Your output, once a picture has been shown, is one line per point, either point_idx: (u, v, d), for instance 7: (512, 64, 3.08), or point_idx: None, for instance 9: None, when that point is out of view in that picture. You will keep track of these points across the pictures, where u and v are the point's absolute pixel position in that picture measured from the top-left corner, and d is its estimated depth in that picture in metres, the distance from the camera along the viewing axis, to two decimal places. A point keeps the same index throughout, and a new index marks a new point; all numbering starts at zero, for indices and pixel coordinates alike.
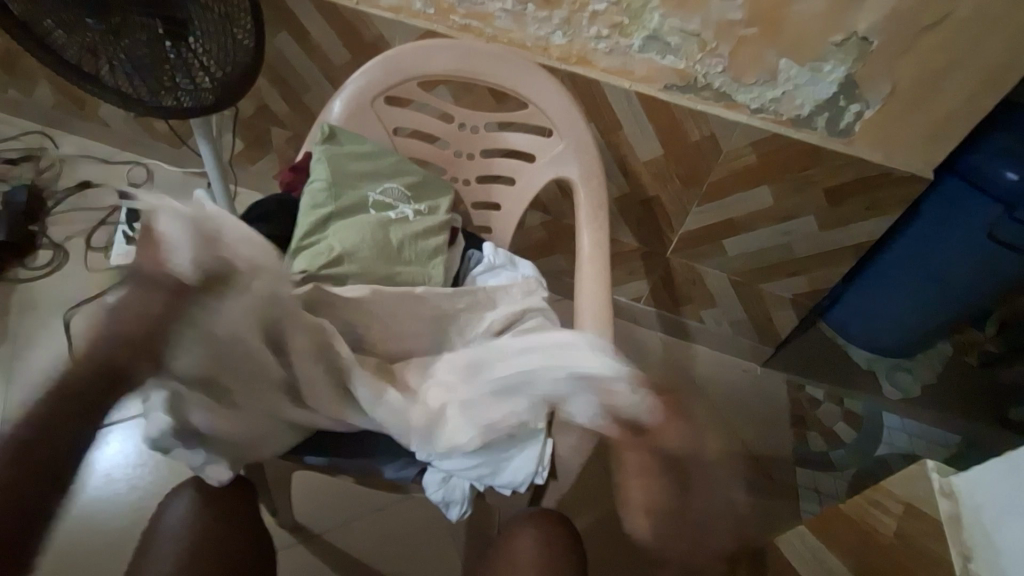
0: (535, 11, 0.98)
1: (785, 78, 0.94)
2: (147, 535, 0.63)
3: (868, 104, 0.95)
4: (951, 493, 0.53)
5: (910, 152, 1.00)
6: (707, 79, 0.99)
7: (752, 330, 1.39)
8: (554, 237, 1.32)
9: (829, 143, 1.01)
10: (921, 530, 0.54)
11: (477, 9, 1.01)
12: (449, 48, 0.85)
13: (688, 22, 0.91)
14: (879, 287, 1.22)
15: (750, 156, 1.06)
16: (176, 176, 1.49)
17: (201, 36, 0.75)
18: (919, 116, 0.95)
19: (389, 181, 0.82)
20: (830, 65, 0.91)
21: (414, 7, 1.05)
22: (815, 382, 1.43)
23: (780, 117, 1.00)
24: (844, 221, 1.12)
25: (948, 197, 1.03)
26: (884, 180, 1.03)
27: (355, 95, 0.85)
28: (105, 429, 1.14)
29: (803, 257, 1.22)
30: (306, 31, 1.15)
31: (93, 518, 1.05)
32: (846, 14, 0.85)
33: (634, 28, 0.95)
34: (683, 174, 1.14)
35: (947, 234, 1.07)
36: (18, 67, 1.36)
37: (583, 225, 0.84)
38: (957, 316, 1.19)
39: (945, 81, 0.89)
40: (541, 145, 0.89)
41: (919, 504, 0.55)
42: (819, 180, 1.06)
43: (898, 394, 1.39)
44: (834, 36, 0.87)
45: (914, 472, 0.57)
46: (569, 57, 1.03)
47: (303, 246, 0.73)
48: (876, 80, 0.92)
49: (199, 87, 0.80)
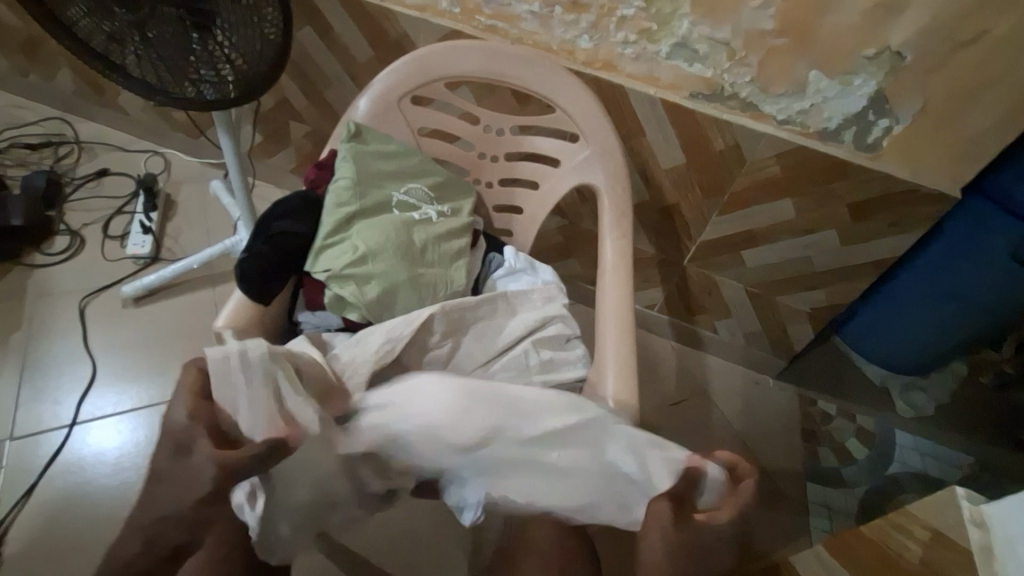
0: (562, 15, 0.97)
1: (814, 90, 0.93)
2: None
3: (897, 119, 0.93)
4: (981, 523, 0.52)
5: (939, 170, 0.98)
6: (734, 88, 0.97)
7: (766, 342, 1.38)
8: (570, 242, 1.30)
9: (857, 157, 0.99)
10: (951, 560, 0.53)
11: (503, 10, 1.00)
12: (478, 50, 0.84)
13: (717, 31, 0.90)
14: (895, 304, 1.20)
15: (774, 168, 1.05)
16: (193, 167, 1.49)
17: (228, 28, 0.73)
18: (945, 134, 0.93)
19: (412, 181, 0.82)
20: (860, 79, 0.90)
21: (439, 6, 1.04)
22: (828, 399, 1.41)
23: (806, 129, 0.99)
24: (865, 236, 1.11)
25: (974, 216, 1.02)
26: (910, 197, 1.02)
27: (383, 93, 0.85)
28: (115, 417, 1.13)
29: (823, 270, 1.20)
30: (330, 28, 1.14)
31: (104, 506, 1.05)
32: (882, 26, 0.83)
33: (662, 35, 0.94)
34: (703, 184, 1.13)
35: (974, 250, 1.04)
36: (41, 51, 1.36)
37: (606, 233, 0.84)
38: (977, 334, 1.16)
39: (978, 99, 0.88)
40: (566, 150, 0.89)
41: (946, 530, 0.54)
42: (843, 195, 1.05)
43: (911, 412, 1.37)
44: (867, 50, 0.86)
45: (944, 499, 0.56)
46: (595, 61, 1.03)
47: (326, 245, 0.73)
48: (907, 96, 0.90)
49: (222, 79, 0.79)
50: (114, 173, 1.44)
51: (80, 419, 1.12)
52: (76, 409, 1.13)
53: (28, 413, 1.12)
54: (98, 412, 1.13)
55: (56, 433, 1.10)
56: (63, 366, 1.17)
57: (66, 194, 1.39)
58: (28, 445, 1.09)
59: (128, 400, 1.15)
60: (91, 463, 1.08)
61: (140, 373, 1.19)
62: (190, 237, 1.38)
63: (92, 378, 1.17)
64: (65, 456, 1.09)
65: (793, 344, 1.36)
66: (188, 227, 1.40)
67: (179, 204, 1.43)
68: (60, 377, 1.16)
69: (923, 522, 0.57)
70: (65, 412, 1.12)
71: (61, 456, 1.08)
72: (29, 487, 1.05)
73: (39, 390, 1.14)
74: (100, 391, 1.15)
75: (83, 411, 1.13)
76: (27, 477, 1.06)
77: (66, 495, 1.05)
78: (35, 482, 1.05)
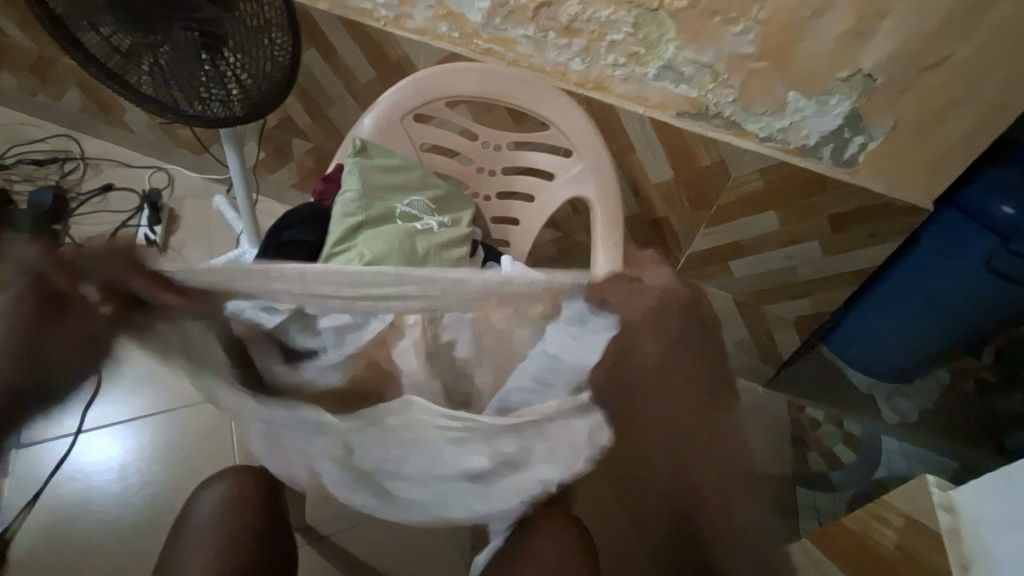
0: (555, 39, 1.03)
1: (793, 109, 0.99)
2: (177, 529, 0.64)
3: (871, 136, 0.99)
4: (949, 507, 0.56)
5: (912, 184, 1.04)
6: (718, 108, 1.03)
7: (755, 351, 1.43)
8: (564, 254, 1.35)
9: (835, 171, 1.05)
10: (923, 542, 0.57)
11: (500, 35, 1.06)
12: (477, 70, 0.89)
13: (701, 55, 0.96)
14: (880, 310, 1.26)
15: (758, 183, 1.11)
16: (196, 182, 1.53)
17: (236, 49, 0.78)
18: (916, 151, 0.99)
19: (415, 194, 0.87)
20: (835, 99, 0.96)
21: (438, 30, 1.10)
22: (815, 404, 1.44)
23: (787, 146, 1.04)
24: (845, 246, 1.16)
25: (949, 227, 1.08)
26: (885, 210, 1.07)
27: (387, 110, 0.89)
28: (120, 426, 1.15)
29: (807, 279, 1.25)
30: (334, 50, 1.20)
31: (108, 513, 1.06)
32: (853, 51, 0.89)
33: (650, 58, 1.00)
34: (691, 198, 1.19)
35: (950, 259, 1.10)
36: (50, 71, 1.40)
37: (599, 242, 0.89)
38: (957, 341, 1.21)
39: (944, 118, 0.94)
40: (561, 164, 0.94)
41: (918, 516, 0.58)
42: (824, 208, 1.10)
43: (894, 418, 1.41)
44: (840, 72, 0.92)
45: (915, 486, 0.59)
46: (587, 82, 1.08)
47: (335, 253, 0.77)
48: (879, 115, 0.96)
49: (230, 98, 0.83)
50: (119, 188, 1.48)
51: (85, 427, 1.14)
52: (81, 418, 1.14)
53: None
54: (103, 420, 1.15)
55: (60, 442, 1.12)
56: None
57: (72, 209, 1.42)
58: (33, 453, 1.10)
59: (132, 409, 1.17)
60: (95, 472, 1.10)
61: (143, 383, 1.20)
62: (193, 250, 1.42)
63: (96, 388, 1.18)
64: (70, 464, 1.10)
65: (781, 353, 1.41)
66: (192, 240, 1.43)
67: (183, 219, 1.46)
68: None
69: (897, 509, 0.61)
70: (69, 421, 1.14)
71: (65, 464, 1.10)
72: (34, 494, 1.06)
73: None
74: (104, 400, 1.17)
75: (88, 420, 1.14)
76: (32, 485, 1.07)
77: (70, 502, 1.06)
78: (41, 489, 1.07)
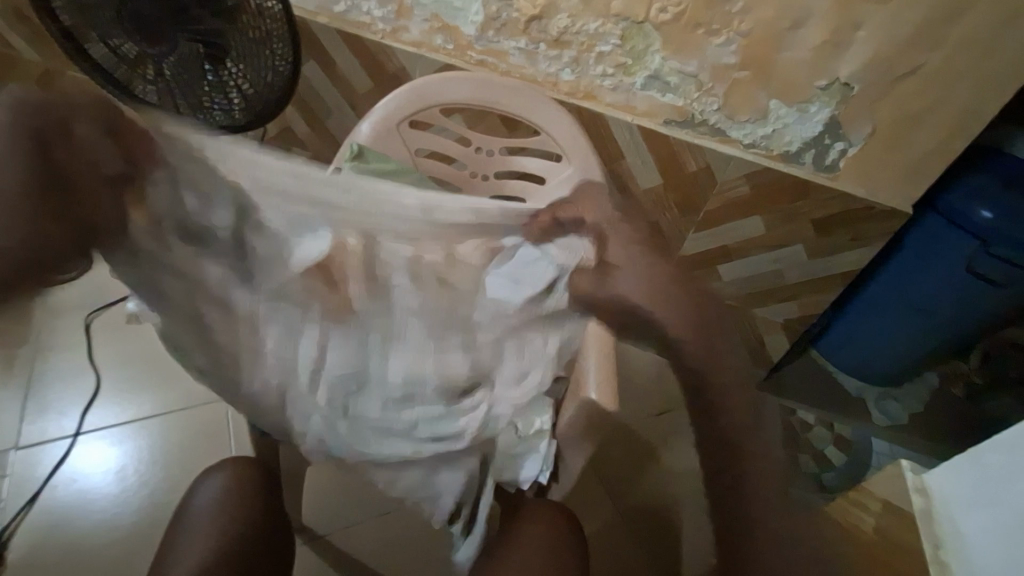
0: (546, 50, 1.07)
1: (775, 116, 1.03)
2: (179, 515, 0.68)
3: (850, 142, 1.03)
4: (922, 490, 0.58)
5: (892, 189, 1.07)
6: (703, 116, 1.07)
7: None
8: None
9: (817, 176, 1.09)
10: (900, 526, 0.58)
11: (493, 47, 1.10)
12: (470, 79, 0.92)
13: (686, 65, 1.00)
14: (867, 312, 1.28)
15: (744, 189, 1.14)
16: None
17: (238, 59, 0.81)
18: (894, 157, 1.03)
19: None
20: (815, 107, 0.99)
21: (434, 42, 1.14)
22: (807, 408, 1.45)
23: (770, 152, 1.08)
24: (831, 249, 1.19)
25: (930, 231, 1.11)
26: (867, 213, 1.10)
27: (383, 117, 0.92)
28: (118, 427, 1.16)
29: (794, 282, 1.28)
30: (333, 61, 1.24)
31: (105, 513, 1.08)
32: (830, 61, 0.93)
33: (637, 68, 1.04)
34: (680, 203, 1.22)
35: (932, 263, 1.13)
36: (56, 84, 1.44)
37: None
38: (942, 343, 1.24)
39: (919, 125, 0.98)
40: (551, 168, 0.97)
41: (894, 500, 0.60)
42: (807, 212, 1.14)
43: (886, 421, 1.42)
44: (818, 81, 0.96)
45: (891, 470, 0.61)
46: (577, 92, 1.12)
47: None
48: (858, 122, 1.00)
49: (231, 106, 0.86)
50: None
51: (84, 429, 1.15)
52: (80, 420, 1.16)
53: (34, 424, 1.15)
54: (102, 422, 1.17)
55: (60, 443, 1.13)
56: (69, 379, 1.21)
57: None
58: (33, 454, 1.12)
59: (131, 411, 1.19)
60: (93, 472, 1.11)
61: (142, 386, 1.22)
62: None
63: (97, 390, 1.20)
64: (69, 464, 1.11)
65: (770, 356, 1.43)
66: None
67: None
68: (65, 389, 1.20)
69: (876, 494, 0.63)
70: (69, 423, 1.15)
71: (64, 465, 1.11)
72: (33, 493, 1.08)
73: (46, 401, 1.18)
74: (104, 402, 1.19)
75: (87, 422, 1.16)
76: (31, 485, 1.08)
77: (67, 501, 1.08)
78: (40, 489, 1.08)
